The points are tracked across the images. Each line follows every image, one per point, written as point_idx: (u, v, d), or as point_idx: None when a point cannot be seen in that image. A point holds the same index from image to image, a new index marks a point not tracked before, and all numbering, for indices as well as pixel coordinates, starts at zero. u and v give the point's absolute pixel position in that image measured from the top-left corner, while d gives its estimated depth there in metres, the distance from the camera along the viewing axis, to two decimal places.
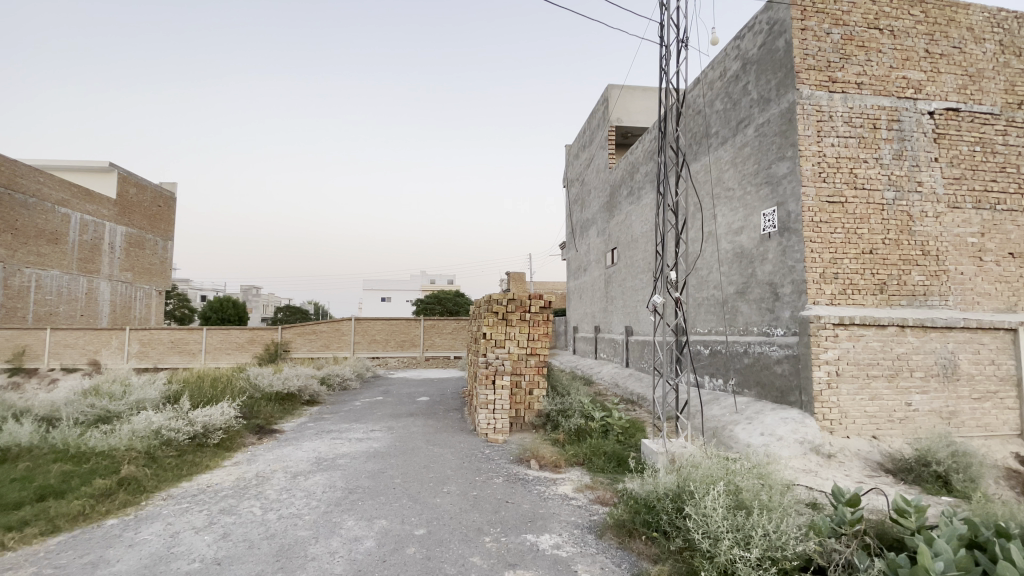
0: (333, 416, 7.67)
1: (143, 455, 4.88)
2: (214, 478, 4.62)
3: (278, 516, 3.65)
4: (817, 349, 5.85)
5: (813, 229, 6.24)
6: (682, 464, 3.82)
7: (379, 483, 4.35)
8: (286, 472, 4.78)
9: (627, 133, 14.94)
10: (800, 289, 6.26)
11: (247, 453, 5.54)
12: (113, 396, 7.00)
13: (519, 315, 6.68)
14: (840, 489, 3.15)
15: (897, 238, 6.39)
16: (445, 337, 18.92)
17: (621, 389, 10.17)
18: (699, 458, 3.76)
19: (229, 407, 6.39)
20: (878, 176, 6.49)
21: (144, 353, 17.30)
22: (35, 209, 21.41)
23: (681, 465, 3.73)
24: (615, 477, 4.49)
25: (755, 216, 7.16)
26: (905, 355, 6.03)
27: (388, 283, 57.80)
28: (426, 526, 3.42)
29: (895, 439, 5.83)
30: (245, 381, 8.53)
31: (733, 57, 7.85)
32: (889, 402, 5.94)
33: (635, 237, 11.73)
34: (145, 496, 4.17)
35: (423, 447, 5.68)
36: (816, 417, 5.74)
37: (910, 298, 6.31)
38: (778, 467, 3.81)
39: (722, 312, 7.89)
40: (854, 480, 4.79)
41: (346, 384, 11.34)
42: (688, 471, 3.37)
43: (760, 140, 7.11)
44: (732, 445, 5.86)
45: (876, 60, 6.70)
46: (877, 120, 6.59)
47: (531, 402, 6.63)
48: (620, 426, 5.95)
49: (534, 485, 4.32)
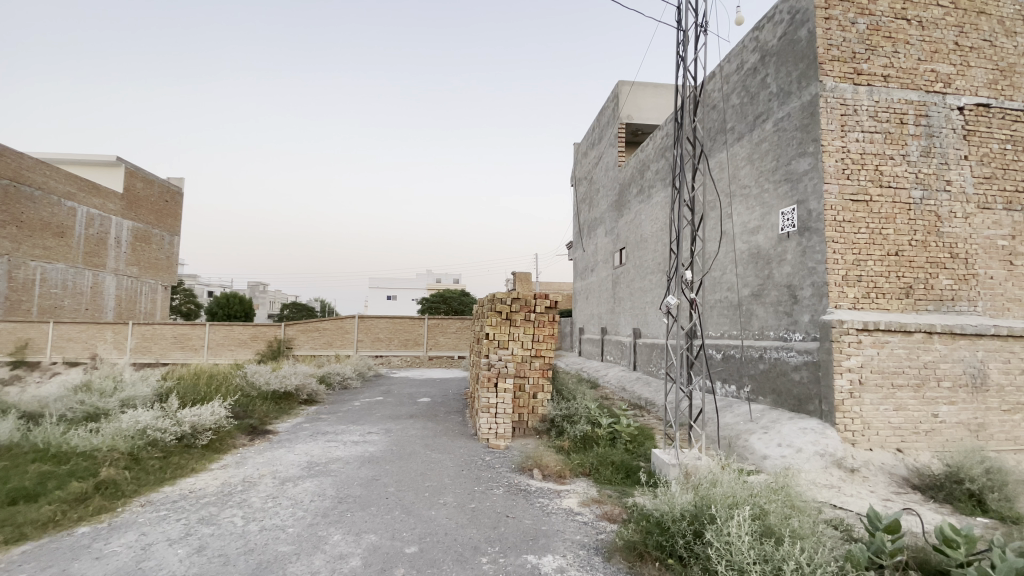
0: (330, 417, 7.42)
1: (126, 456, 4.65)
2: (199, 483, 4.38)
3: (260, 528, 3.39)
4: (839, 356, 5.51)
5: (836, 228, 5.91)
6: (698, 480, 3.51)
7: (372, 492, 4.08)
8: (275, 477, 4.52)
9: (637, 131, 14.63)
10: (820, 292, 5.93)
11: (237, 455, 5.30)
12: (105, 393, 6.80)
13: (524, 315, 6.40)
14: (876, 511, 2.83)
15: (924, 240, 6.04)
16: (450, 337, 18.65)
17: (628, 393, 9.88)
18: (718, 474, 3.44)
19: (219, 406, 6.14)
20: (905, 174, 6.14)
21: (146, 348, 17.18)
22: (40, 202, 21.42)
23: (698, 482, 3.41)
24: (623, 491, 4.18)
25: (774, 215, 6.82)
26: (932, 364, 5.68)
27: (393, 282, 57.65)
28: (417, 543, 3.14)
29: (921, 452, 5.48)
30: (242, 380, 8.31)
31: (752, 48, 7.53)
32: (915, 412, 5.59)
33: (645, 237, 11.41)
34: (123, 502, 3.93)
35: (421, 452, 5.41)
36: (837, 428, 5.40)
37: (937, 303, 5.96)
38: (802, 485, 3.49)
39: (736, 315, 7.58)
40: (881, 498, 4.45)
41: (346, 384, 11.09)
42: (706, 489, 3.05)
43: (779, 135, 6.78)
44: (748, 455, 5.54)
45: (904, 52, 6.35)
46: (905, 115, 6.23)
47: (535, 406, 6.36)
48: (628, 433, 5.65)
49: (537, 498, 4.03)
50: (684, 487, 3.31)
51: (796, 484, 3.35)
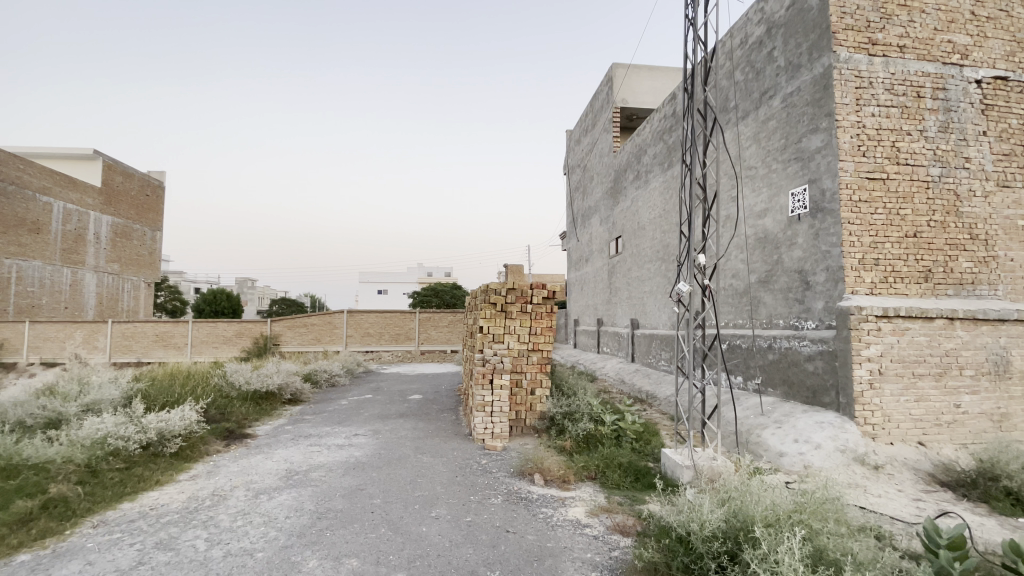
0: (315, 418, 6.96)
1: (82, 469, 4.18)
2: (162, 498, 3.92)
3: (224, 553, 2.95)
4: (858, 345, 5.15)
5: (851, 209, 5.53)
6: (722, 487, 3.14)
7: (356, 505, 3.66)
8: (248, 488, 4.09)
9: (632, 115, 14.17)
10: (835, 276, 5.56)
11: (209, 464, 4.83)
12: (67, 396, 6.26)
13: (520, 306, 5.98)
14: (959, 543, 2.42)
15: (943, 220, 5.69)
16: (442, 330, 18.16)
17: (628, 386, 9.54)
18: (746, 482, 3.05)
19: (190, 410, 5.65)
20: (922, 151, 5.77)
21: (127, 347, 16.54)
22: (14, 197, 20.52)
23: (723, 491, 3.02)
24: (635, 497, 3.80)
25: (783, 196, 6.44)
26: (953, 351, 5.36)
27: (385, 276, 56.82)
28: (405, 569, 2.73)
29: (944, 445, 5.18)
30: (220, 380, 7.81)
31: (757, 21, 7.11)
32: (936, 403, 5.29)
33: (642, 225, 11.01)
34: (73, 523, 3.46)
35: (411, 456, 5.00)
36: (856, 422, 5.06)
37: (957, 287, 5.63)
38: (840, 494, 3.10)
39: (742, 303, 7.23)
40: (911, 499, 4.12)
41: (334, 381, 10.60)
42: (741, 503, 2.66)
43: (788, 111, 6.38)
44: (762, 453, 5.21)
45: (920, 21, 5.95)
46: (922, 88, 5.85)
47: (533, 403, 5.95)
48: (634, 430, 5.28)
49: (539, 507, 3.63)
50: (711, 498, 2.93)
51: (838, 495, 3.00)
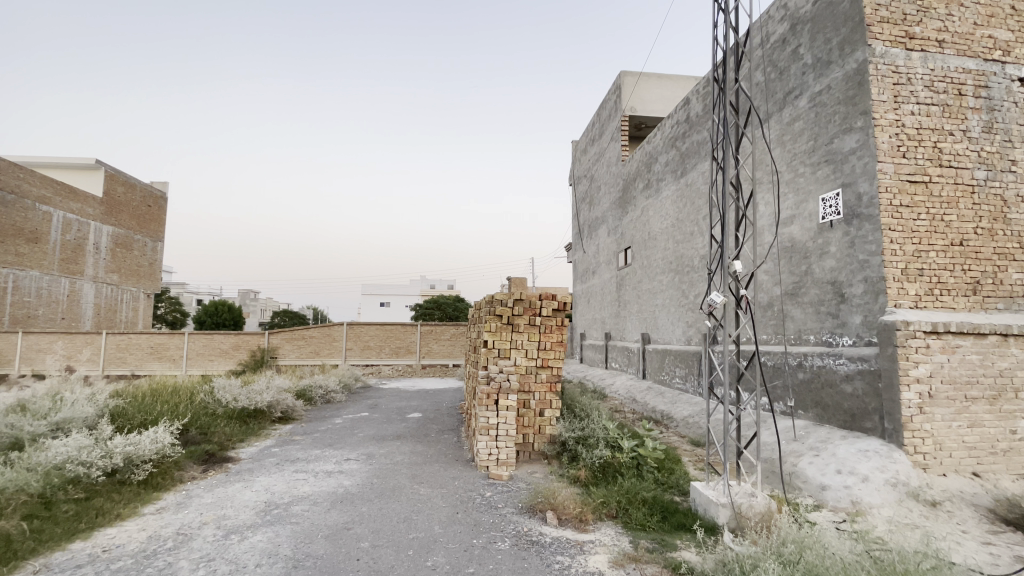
0: (305, 439, 6.43)
1: (34, 499, 3.67)
2: (120, 537, 3.41)
3: None
4: (906, 364, 4.62)
5: (892, 214, 5.06)
6: (783, 548, 2.62)
7: (340, 550, 3.14)
8: (218, 526, 3.57)
9: (641, 125, 13.82)
10: (875, 288, 5.06)
11: (180, 494, 4.32)
12: (37, 413, 5.74)
13: (528, 319, 5.45)
14: None
15: (990, 227, 5.20)
16: (444, 344, 17.60)
17: (640, 404, 9.00)
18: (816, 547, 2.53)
19: (164, 431, 5.15)
20: (966, 152, 5.29)
21: (121, 359, 16.09)
22: (12, 207, 20.20)
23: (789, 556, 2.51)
24: (664, 541, 3.29)
25: (812, 201, 5.99)
26: (1008, 372, 4.83)
27: (387, 287, 56.37)
28: None
29: (1001, 477, 4.63)
30: (205, 397, 7.27)
31: (780, 18, 6.74)
32: (991, 430, 4.73)
33: (653, 235, 10.55)
34: (10, 567, 2.94)
35: (407, 486, 4.47)
36: (906, 451, 4.52)
37: (1008, 300, 5.11)
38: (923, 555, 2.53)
39: (768, 317, 6.72)
40: (982, 544, 3.55)
41: (330, 397, 10.07)
42: None
43: (817, 111, 5.95)
44: (800, 486, 4.65)
45: (959, 14, 5.53)
46: (963, 86, 5.40)
47: (542, 425, 5.43)
48: (655, 458, 4.76)
49: (554, 555, 3.10)
50: (772, 564, 2.42)
51: (924, 561, 2.48)
